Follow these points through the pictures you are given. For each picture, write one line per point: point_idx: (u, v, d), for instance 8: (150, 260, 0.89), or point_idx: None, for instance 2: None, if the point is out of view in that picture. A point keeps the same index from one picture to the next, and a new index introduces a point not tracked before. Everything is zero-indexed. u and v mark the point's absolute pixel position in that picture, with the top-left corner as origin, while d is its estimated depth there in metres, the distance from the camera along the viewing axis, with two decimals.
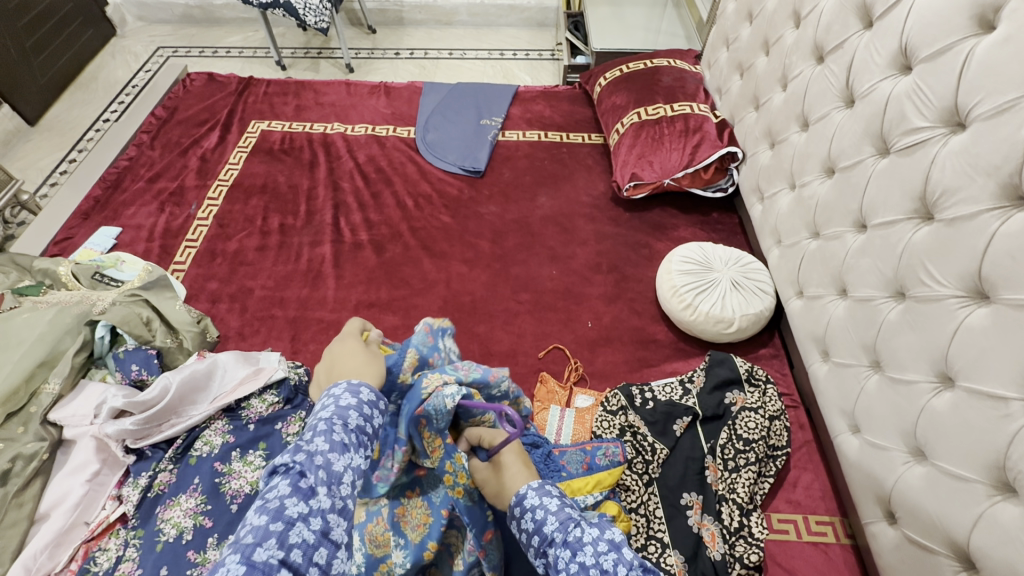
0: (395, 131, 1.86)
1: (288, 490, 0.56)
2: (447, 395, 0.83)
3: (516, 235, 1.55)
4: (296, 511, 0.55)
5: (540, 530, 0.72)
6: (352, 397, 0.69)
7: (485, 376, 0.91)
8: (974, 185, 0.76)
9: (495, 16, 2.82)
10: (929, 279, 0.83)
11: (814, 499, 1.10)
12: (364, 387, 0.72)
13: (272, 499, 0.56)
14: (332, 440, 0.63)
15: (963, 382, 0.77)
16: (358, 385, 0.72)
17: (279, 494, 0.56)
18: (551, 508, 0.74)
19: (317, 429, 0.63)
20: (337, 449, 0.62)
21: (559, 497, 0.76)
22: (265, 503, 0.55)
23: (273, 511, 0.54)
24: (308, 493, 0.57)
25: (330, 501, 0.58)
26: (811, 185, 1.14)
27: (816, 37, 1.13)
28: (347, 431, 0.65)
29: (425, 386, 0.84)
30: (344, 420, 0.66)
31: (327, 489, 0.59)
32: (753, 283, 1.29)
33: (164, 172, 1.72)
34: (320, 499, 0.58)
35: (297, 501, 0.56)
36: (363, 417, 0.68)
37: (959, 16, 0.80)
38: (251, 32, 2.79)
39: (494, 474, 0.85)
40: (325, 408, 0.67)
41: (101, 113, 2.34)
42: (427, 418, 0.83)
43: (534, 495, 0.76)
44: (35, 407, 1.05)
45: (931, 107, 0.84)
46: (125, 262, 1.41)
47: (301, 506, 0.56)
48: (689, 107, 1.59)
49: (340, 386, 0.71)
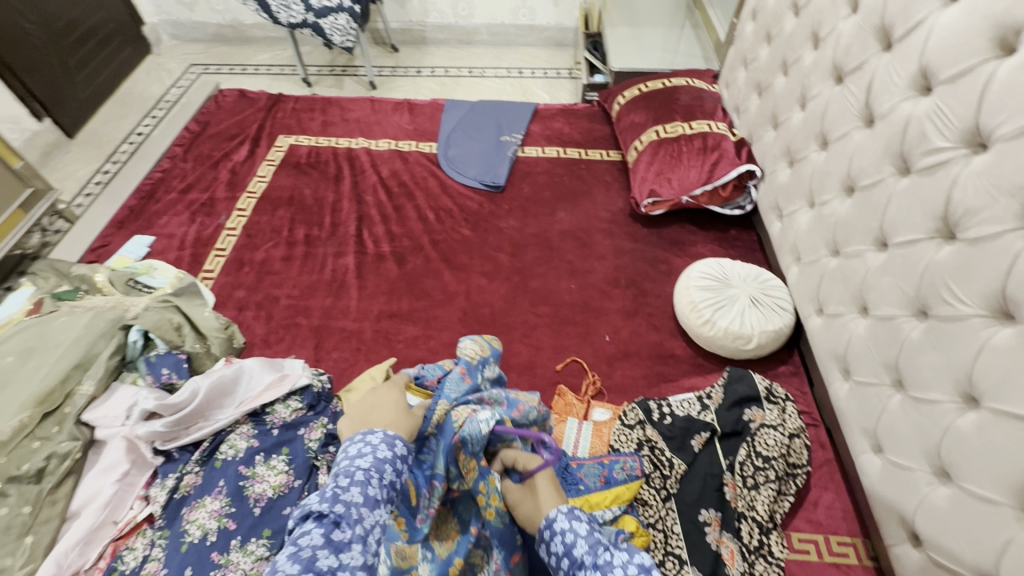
0: (417, 146, 1.91)
1: (321, 541, 0.61)
2: (481, 421, 0.88)
3: (535, 249, 1.57)
4: (327, 563, 0.60)
5: (569, 553, 0.73)
6: (388, 450, 0.74)
7: (512, 408, 0.97)
8: (997, 205, 0.76)
9: (515, 36, 2.89)
10: (952, 299, 0.83)
11: (835, 519, 1.09)
12: (399, 439, 0.77)
13: (305, 547, 0.60)
14: (365, 494, 0.68)
15: (989, 403, 0.76)
16: (394, 437, 0.77)
17: (313, 543, 0.61)
18: (581, 532, 0.75)
19: (354, 480, 0.68)
20: (369, 505, 0.67)
21: (589, 523, 0.77)
22: (299, 551, 0.60)
23: (306, 560, 0.59)
24: (339, 546, 0.62)
25: (361, 557, 0.63)
26: (831, 204, 1.15)
27: (835, 58, 1.15)
28: (380, 485, 0.70)
29: (457, 418, 0.90)
30: (379, 474, 0.71)
31: (358, 545, 0.64)
32: (772, 300, 1.29)
33: (196, 184, 1.78)
34: (350, 553, 0.62)
35: (328, 554, 0.60)
36: (396, 471, 0.73)
37: (978, 39, 0.81)
38: (279, 50, 2.90)
39: (527, 497, 0.85)
40: (365, 457, 0.72)
41: (135, 127, 2.43)
42: (463, 444, 0.87)
43: (563, 519, 0.77)
44: (69, 407, 1.09)
45: (951, 127, 0.84)
46: (158, 270, 1.45)
47: (332, 559, 0.61)
48: (708, 125, 1.61)
49: (376, 434, 0.76)
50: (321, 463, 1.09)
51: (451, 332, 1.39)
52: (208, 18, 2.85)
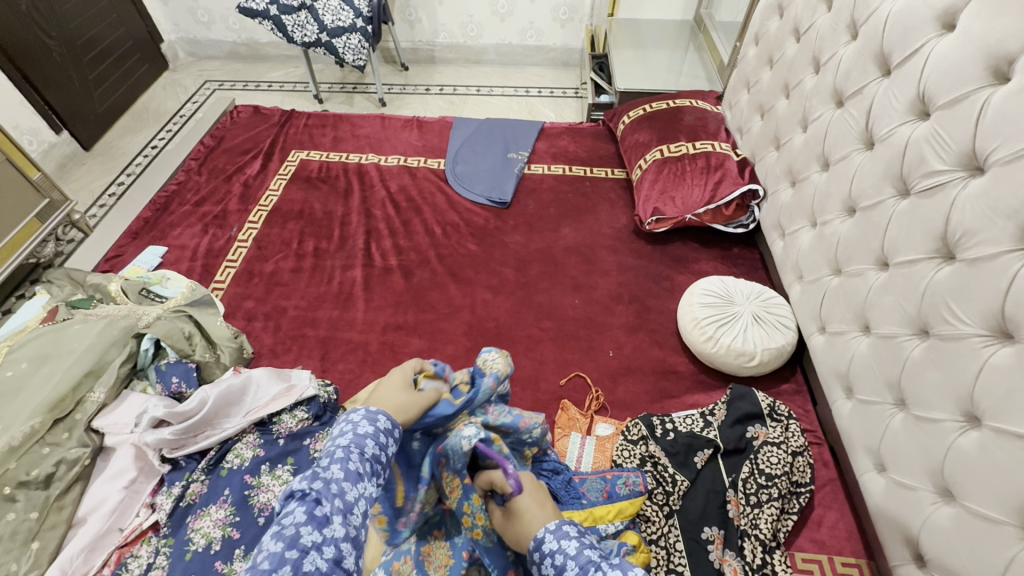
0: (426, 162, 1.95)
1: (304, 518, 0.58)
2: (462, 437, 0.84)
3: (540, 264, 1.59)
4: (311, 539, 0.56)
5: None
6: (370, 425, 0.72)
7: (515, 422, 0.98)
8: (994, 227, 0.78)
9: (522, 56, 2.96)
10: (953, 318, 0.84)
11: (839, 539, 1.08)
12: (382, 415, 0.74)
13: (288, 526, 0.57)
14: (346, 469, 0.65)
15: (990, 423, 0.77)
16: (375, 413, 0.74)
17: (294, 520, 0.58)
18: (570, 552, 0.71)
19: (333, 457, 0.65)
20: (352, 479, 0.64)
21: (578, 539, 0.73)
22: (280, 530, 0.57)
23: (289, 538, 0.56)
24: (322, 522, 0.59)
25: (344, 529, 0.60)
26: (832, 224, 1.16)
27: (835, 83, 1.18)
28: (361, 460, 0.67)
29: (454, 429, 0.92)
30: (359, 449, 0.68)
31: (340, 518, 0.60)
32: (775, 318, 1.30)
33: (209, 197, 1.82)
34: (334, 528, 0.59)
35: (311, 530, 0.57)
36: (378, 446, 0.70)
37: (973, 67, 0.83)
38: (292, 68, 2.97)
39: (511, 523, 0.81)
40: (345, 435, 0.69)
41: (150, 140, 2.49)
42: (447, 458, 0.86)
43: (552, 538, 0.74)
44: (80, 414, 1.10)
45: (949, 151, 0.87)
46: (170, 279, 1.49)
47: (316, 534, 0.57)
48: (711, 145, 1.64)
49: (357, 412, 0.74)
50: None
51: (456, 345, 1.41)
52: (224, 36, 2.94)
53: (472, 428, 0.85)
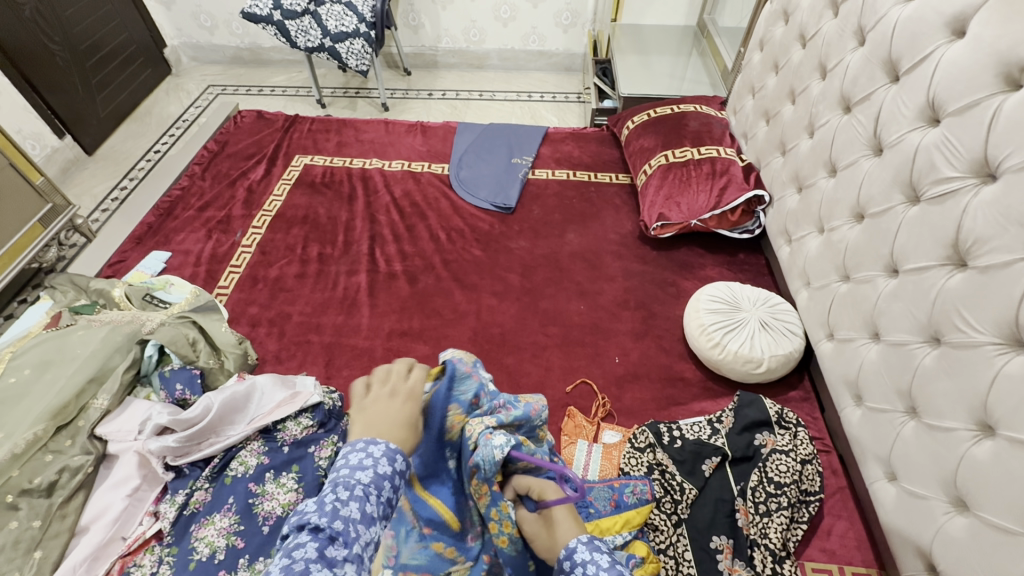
0: (430, 167, 1.95)
1: (315, 555, 0.55)
2: (494, 446, 0.83)
3: (545, 269, 1.59)
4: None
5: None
6: (390, 464, 0.68)
7: (526, 413, 0.96)
8: (1007, 235, 0.77)
9: (525, 61, 2.97)
10: (965, 326, 0.83)
11: (849, 548, 1.07)
12: (401, 455, 0.70)
13: (297, 560, 0.55)
14: (363, 510, 0.62)
15: (1004, 431, 0.76)
16: (396, 452, 0.70)
17: (306, 556, 0.55)
18: (603, 564, 0.68)
19: (353, 494, 0.63)
20: (367, 521, 0.62)
21: (611, 554, 0.70)
22: (290, 564, 0.54)
23: (298, 574, 0.53)
24: (332, 562, 0.56)
25: (354, 575, 0.57)
26: (841, 230, 1.16)
27: (842, 89, 1.18)
28: (379, 502, 0.65)
29: (472, 435, 0.87)
30: (378, 490, 0.65)
31: (354, 564, 0.58)
32: (782, 324, 1.29)
33: (213, 202, 1.82)
34: (345, 570, 0.56)
35: (321, 569, 0.55)
36: (396, 489, 0.68)
37: (984, 74, 0.83)
38: (295, 73, 2.98)
39: (544, 531, 0.80)
40: (366, 471, 0.66)
41: (153, 145, 2.49)
42: (477, 468, 0.83)
43: (584, 550, 0.71)
44: (83, 421, 1.10)
45: (959, 158, 0.86)
46: (174, 285, 1.49)
47: (324, 573, 0.55)
48: (716, 150, 1.64)
49: (378, 443, 0.70)
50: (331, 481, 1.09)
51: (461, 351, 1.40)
52: (228, 41, 2.95)
53: (500, 436, 0.84)
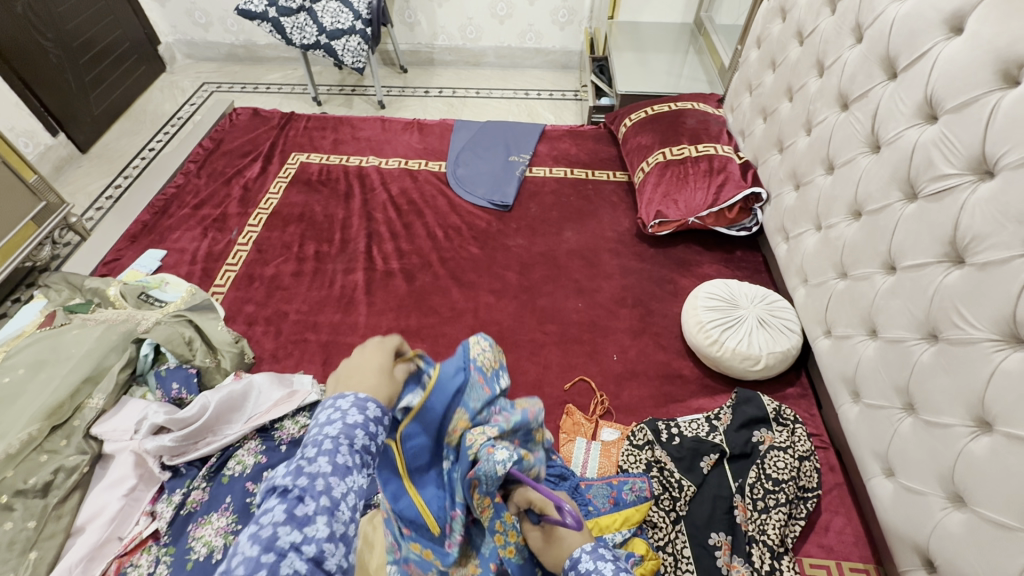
0: (427, 165, 1.94)
1: (282, 518, 0.54)
2: (497, 461, 0.79)
3: (543, 267, 1.59)
4: (289, 540, 0.52)
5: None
6: (359, 414, 0.66)
7: (525, 421, 0.91)
8: (1005, 231, 0.78)
9: (522, 58, 2.96)
10: (962, 323, 0.84)
11: (847, 544, 1.08)
12: (371, 402, 0.69)
13: (265, 526, 0.53)
14: (334, 462, 0.60)
15: (1001, 428, 0.76)
16: (366, 400, 0.68)
17: (273, 520, 0.54)
18: (607, 572, 0.73)
19: (321, 449, 0.61)
20: (339, 473, 0.60)
21: (614, 561, 0.74)
22: (257, 530, 0.53)
23: (266, 540, 0.52)
24: (303, 521, 0.54)
25: (328, 528, 0.55)
26: (838, 227, 1.16)
27: (840, 86, 1.18)
28: (350, 452, 0.62)
29: (472, 445, 0.83)
30: (349, 440, 0.63)
31: (325, 516, 0.56)
32: (780, 321, 1.30)
33: (208, 200, 1.81)
34: (316, 526, 0.55)
35: (290, 530, 0.53)
36: (369, 436, 0.65)
37: (982, 70, 0.83)
38: (290, 70, 2.96)
39: (550, 543, 0.80)
40: (334, 424, 0.64)
41: (147, 143, 2.47)
42: (478, 482, 0.80)
43: (589, 559, 0.75)
44: (78, 420, 1.08)
45: (957, 155, 0.86)
46: (169, 283, 1.46)
47: (295, 534, 0.53)
48: (713, 147, 1.64)
49: (346, 397, 0.68)
50: None
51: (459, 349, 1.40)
52: (222, 38, 2.93)
53: (503, 451, 0.81)
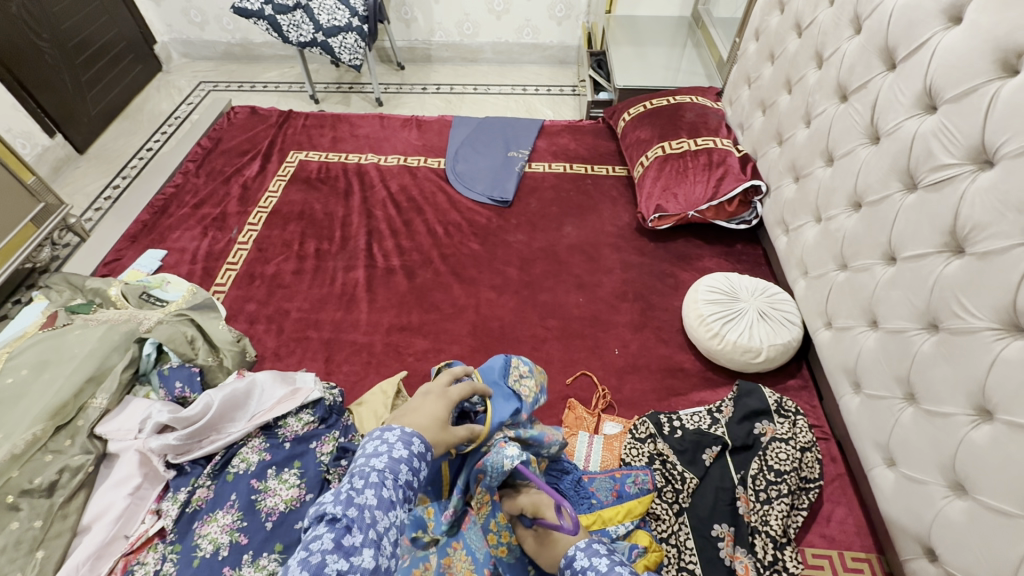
0: (426, 161, 1.94)
1: (331, 546, 0.55)
2: (505, 456, 0.81)
3: (544, 262, 1.59)
4: (336, 568, 0.54)
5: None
6: (405, 448, 0.67)
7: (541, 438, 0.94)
8: (1005, 221, 0.78)
9: (519, 54, 2.95)
10: (964, 312, 0.84)
11: (849, 534, 1.08)
12: (417, 438, 0.70)
13: (315, 552, 0.55)
14: (380, 495, 0.62)
15: (1003, 416, 0.77)
16: (412, 435, 0.69)
17: (323, 547, 0.55)
18: (600, 568, 0.70)
19: (368, 481, 0.62)
20: (384, 506, 0.61)
21: (608, 557, 0.72)
22: (307, 556, 0.54)
23: (315, 565, 0.53)
24: (350, 551, 0.56)
25: (372, 560, 0.57)
26: (838, 219, 1.16)
27: (839, 78, 1.17)
28: (395, 486, 0.64)
29: (489, 437, 0.87)
30: (393, 474, 0.65)
31: (371, 549, 0.58)
32: (780, 314, 1.30)
33: (207, 199, 1.81)
34: (362, 557, 0.56)
35: (338, 558, 0.55)
36: (413, 474, 0.67)
37: (980, 60, 0.83)
38: (287, 68, 2.95)
39: (543, 545, 0.80)
40: (381, 457, 0.65)
41: (145, 143, 2.46)
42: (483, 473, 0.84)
43: (583, 555, 0.72)
44: (82, 421, 1.09)
45: (957, 145, 0.86)
46: (170, 283, 1.47)
47: (341, 562, 0.55)
48: (713, 141, 1.64)
49: (393, 430, 0.70)
50: (332, 476, 1.09)
51: (461, 344, 1.40)
52: (219, 37, 2.92)
53: (514, 448, 0.82)
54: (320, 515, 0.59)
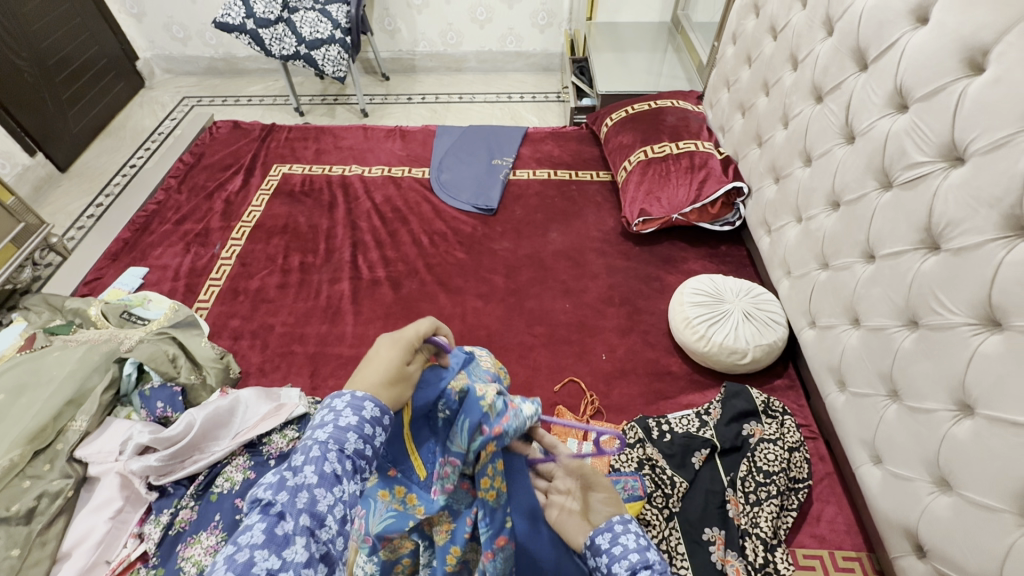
0: (410, 171, 1.94)
1: (261, 540, 0.48)
2: (527, 415, 0.77)
3: (529, 269, 1.59)
4: (265, 568, 0.47)
5: (644, 553, 0.69)
6: (354, 415, 0.60)
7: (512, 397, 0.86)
8: (978, 216, 0.79)
9: (503, 62, 2.97)
10: (941, 308, 0.84)
11: (839, 533, 1.08)
12: (370, 402, 0.62)
13: (243, 548, 0.48)
14: (321, 472, 0.55)
15: (983, 410, 0.77)
16: (363, 400, 0.62)
17: (251, 542, 0.48)
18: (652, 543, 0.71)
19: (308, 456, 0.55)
20: (326, 484, 0.54)
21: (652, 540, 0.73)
22: (233, 554, 0.47)
23: (241, 566, 0.46)
24: (283, 543, 0.49)
25: (307, 552, 0.49)
26: (818, 219, 1.17)
27: (814, 79, 1.19)
28: (340, 460, 0.57)
29: (486, 393, 0.75)
30: (338, 445, 0.58)
31: (305, 538, 0.50)
32: (765, 314, 1.30)
33: (190, 215, 1.79)
34: (296, 549, 0.49)
35: (268, 555, 0.47)
36: (363, 443, 0.59)
37: (949, 59, 0.84)
38: (271, 82, 2.94)
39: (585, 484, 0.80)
40: (325, 428, 0.58)
41: (128, 159, 2.44)
42: (502, 437, 0.74)
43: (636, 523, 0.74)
44: (61, 444, 1.07)
45: (929, 143, 0.87)
46: (152, 300, 1.45)
47: (273, 560, 0.47)
48: (694, 144, 1.65)
49: (342, 396, 0.62)
50: None
51: None
52: (202, 52, 2.91)
53: (529, 406, 0.79)
54: (252, 502, 0.52)
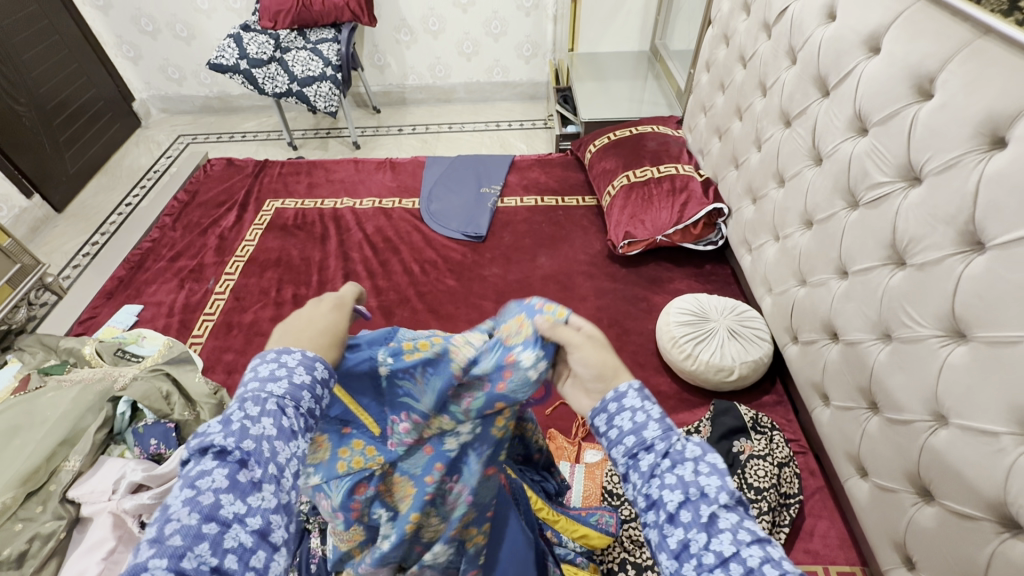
0: (400, 202, 1.98)
1: (226, 484, 0.44)
2: (528, 367, 0.64)
3: (519, 294, 1.62)
4: (233, 511, 0.44)
5: (638, 433, 0.55)
6: (307, 373, 0.52)
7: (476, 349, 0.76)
8: (936, 233, 0.82)
9: (490, 92, 3.05)
10: (911, 321, 0.87)
11: (833, 548, 1.09)
12: (321, 362, 0.54)
13: (205, 491, 0.44)
14: (281, 424, 0.49)
15: (956, 419, 0.79)
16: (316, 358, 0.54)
17: (213, 486, 0.44)
18: (654, 413, 0.56)
19: (266, 407, 0.49)
20: (286, 436, 0.49)
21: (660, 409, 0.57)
22: (196, 496, 0.43)
23: (206, 509, 0.43)
24: (250, 489, 0.45)
25: (277, 499, 0.47)
26: (794, 237, 1.21)
27: (781, 105, 1.24)
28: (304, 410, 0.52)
29: (458, 356, 0.67)
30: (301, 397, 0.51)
31: (273, 486, 0.47)
32: (750, 331, 1.33)
33: (185, 251, 1.82)
34: (264, 496, 0.46)
35: (234, 499, 0.44)
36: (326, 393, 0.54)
37: (901, 86, 0.89)
38: (265, 118, 3.02)
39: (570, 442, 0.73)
40: (278, 382, 0.50)
41: (124, 198, 2.49)
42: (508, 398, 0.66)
43: (634, 395, 0.57)
44: (54, 485, 1.07)
45: (888, 164, 0.92)
46: (146, 337, 1.47)
47: (239, 504, 0.44)
48: (675, 168, 1.70)
49: (291, 353, 0.54)
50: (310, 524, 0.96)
51: None
52: (197, 91, 2.99)
53: (530, 354, 0.64)
54: (199, 450, 0.47)
